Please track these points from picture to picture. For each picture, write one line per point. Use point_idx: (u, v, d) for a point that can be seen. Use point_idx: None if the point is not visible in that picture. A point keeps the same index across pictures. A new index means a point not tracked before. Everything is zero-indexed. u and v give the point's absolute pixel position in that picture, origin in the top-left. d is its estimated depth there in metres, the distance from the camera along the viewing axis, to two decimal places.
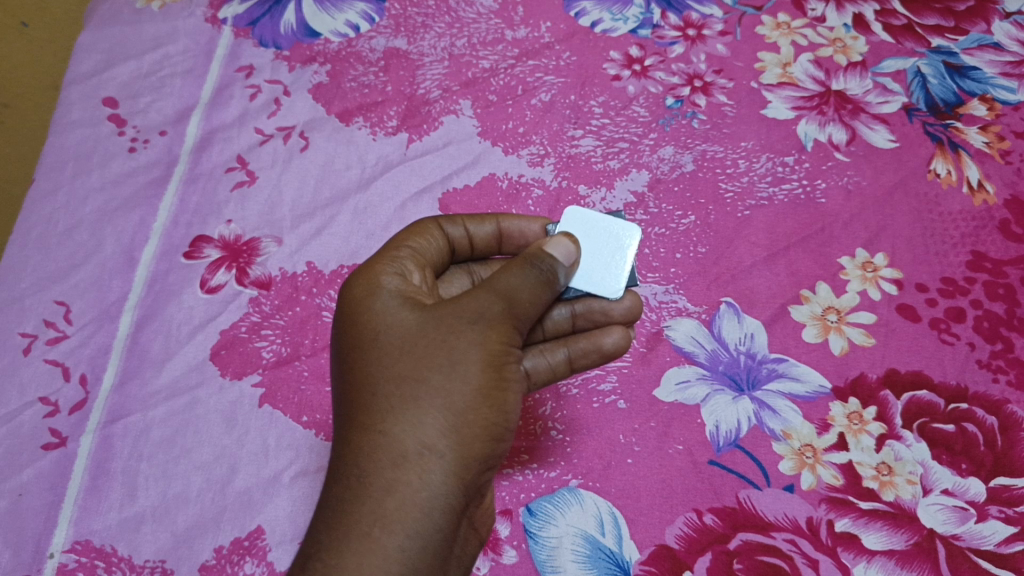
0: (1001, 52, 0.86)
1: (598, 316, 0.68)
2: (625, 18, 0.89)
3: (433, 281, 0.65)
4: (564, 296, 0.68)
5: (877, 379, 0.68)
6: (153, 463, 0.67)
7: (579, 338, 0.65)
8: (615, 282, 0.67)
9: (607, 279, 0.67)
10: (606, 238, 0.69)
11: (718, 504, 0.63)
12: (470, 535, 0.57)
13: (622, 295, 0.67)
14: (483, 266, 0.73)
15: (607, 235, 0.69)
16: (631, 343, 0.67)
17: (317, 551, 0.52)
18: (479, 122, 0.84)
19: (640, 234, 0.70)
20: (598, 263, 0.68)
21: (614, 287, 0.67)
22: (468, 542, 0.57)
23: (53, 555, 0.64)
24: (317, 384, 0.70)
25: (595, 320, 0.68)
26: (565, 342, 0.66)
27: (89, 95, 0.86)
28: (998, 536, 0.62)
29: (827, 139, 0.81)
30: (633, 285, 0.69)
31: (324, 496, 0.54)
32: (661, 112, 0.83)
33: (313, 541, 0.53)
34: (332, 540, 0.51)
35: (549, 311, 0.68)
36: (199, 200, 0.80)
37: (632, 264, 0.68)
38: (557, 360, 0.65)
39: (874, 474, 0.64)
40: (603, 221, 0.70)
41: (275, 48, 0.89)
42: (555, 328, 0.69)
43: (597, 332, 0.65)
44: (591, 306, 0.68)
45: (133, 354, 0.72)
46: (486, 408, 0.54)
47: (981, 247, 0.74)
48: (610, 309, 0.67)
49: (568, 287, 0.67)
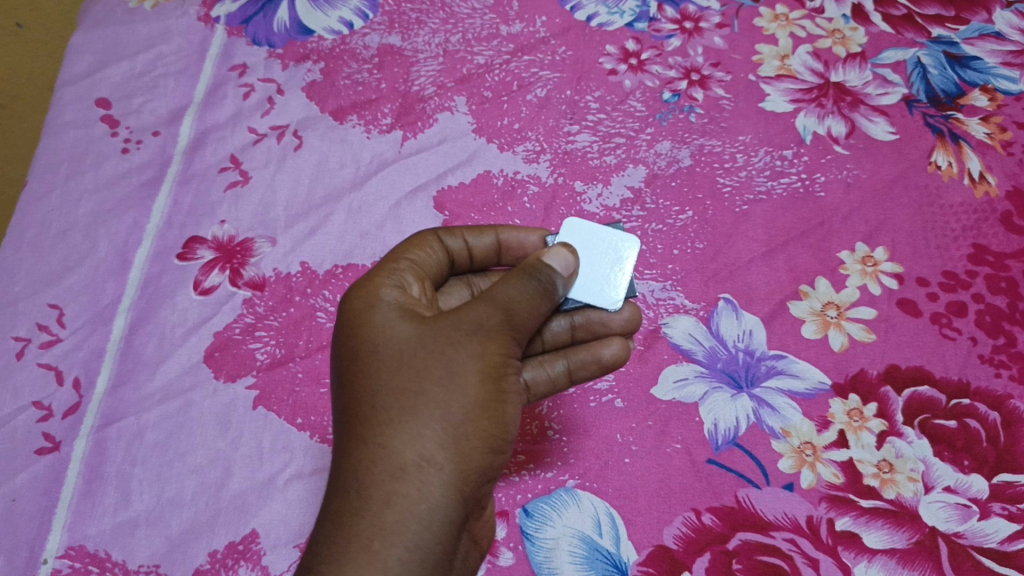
0: (1002, 42, 0.85)
1: (597, 327, 0.67)
2: (621, 11, 0.88)
3: (432, 293, 0.65)
4: (562, 308, 0.67)
5: (877, 375, 0.67)
6: (147, 467, 0.67)
7: (578, 348, 0.64)
8: (613, 294, 0.66)
9: (605, 290, 0.66)
10: (605, 249, 0.68)
11: (717, 504, 0.63)
12: (471, 547, 0.57)
13: (621, 306, 0.66)
14: (482, 277, 0.72)
15: (606, 246, 0.68)
16: (630, 353, 0.66)
17: (316, 562, 0.51)
18: (474, 119, 0.83)
19: (639, 246, 0.69)
20: (597, 275, 0.67)
21: (612, 299, 0.66)
22: (468, 554, 0.56)
23: (46, 561, 0.63)
24: (312, 386, 0.69)
25: (594, 332, 0.67)
26: (564, 353, 0.65)
27: (82, 95, 0.86)
28: (1001, 533, 0.61)
29: (826, 131, 0.80)
30: (631, 294, 0.68)
31: (323, 506, 0.53)
32: (658, 106, 0.82)
33: (312, 552, 0.52)
34: (331, 552, 0.51)
35: (547, 322, 0.67)
36: (192, 201, 0.80)
37: (630, 276, 0.67)
38: (556, 372, 0.64)
39: (875, 472, 0.63)
40: (600, 232, 0.68)
41: (268, 46, 0.88)
42: (553, 339, 0.68)
43: (596, 343, 0.64)
44: (590, 317, 0.67)
45: (126, 357, 0.71)
46: (485, 420, 0.54)
47: (983, 240, 0.73)
48: (608, 320, 0.66)
49: (567, 297, 0.66)
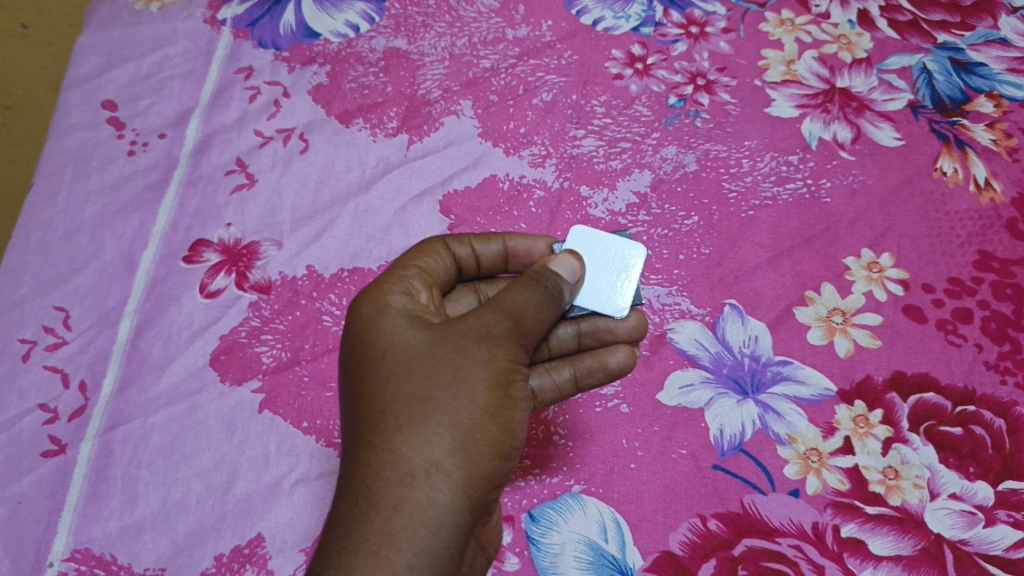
0: (1008, 48, 0.85)
1: (603, 334, 0.66)
2: (627, 16, 0.89)
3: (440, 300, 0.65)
4: (568, 315, 0.67)
5: (883, 382, 0.67)
6: (153, 470, 0.67)
7: (584, 356, 0.64)
8: (618, 301, 0.66)
9: (611, 297, 0.67)
10: (611, 256, 0.68)
11: (722, 510, 0.63)
12: (479, 553, 0.57)
13: (627, 313, 0.66)
14: (490, 283, 0.72)
15: (612, 253, 0.68)
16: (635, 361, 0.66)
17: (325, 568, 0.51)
18: (480, 123, 0.83)
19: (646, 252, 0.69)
20: (602, 282, 0.67)
21: (617, 305, 0.66)
22: (476, 560, 0.56)
23: (52, 564, 0.63)
24: (318, 390, 0.69)
25: (601, 339, 0.67)
26: (570, 360, 0.65)
27: (88, 98, 0.86)
28: (1006, 540, 0.61)
29: (832, 137, 0.80)
30: (638, 302, 0.68)
31: (333, 511, 0.53)
32: (664, 111, 0.83)
33: (321, 557, 0.52)
34: (340, 557, 0.51)
35: (553, 329, 0.67)
36: (198, 203, 0.80)
37: (636, 283, 0.67)
38: (562, 378, 0.64)
39: (880, 479, 0.63)
40: (607, 240, 0.69)
41: (275, 49, 0.89)
42: (560, 345, 0.68)
43: (602, 350, 0.64)
44: (596, 324, 0.67)
45: (133, 360, 0.71)
46: (493, 425, 0.54)
47: (988, 247, 0.73)
48: (614, 326, 0.66)
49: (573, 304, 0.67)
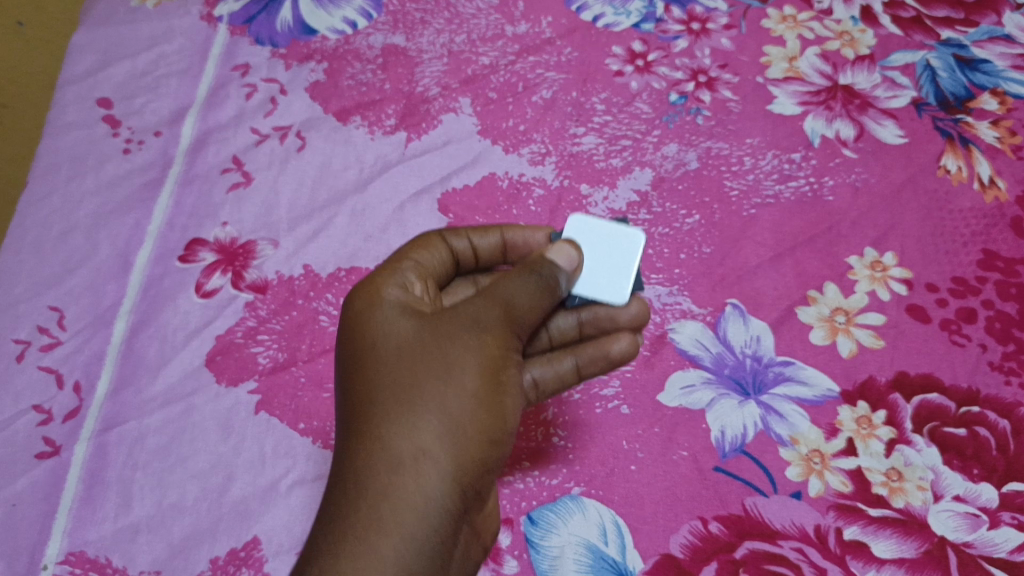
0: (1012, 45, 0.84)
1: (605, 322, 0.66)
2: (628, 12, 0.88)
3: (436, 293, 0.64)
4: (570, 304, 0.66)
5: (886, 382, 0.66)
6: (148, 473, 0.66)
7: (586, 344, 0.63)
8: (622, 287, 0.65)
9: (614, 284, 0.65)
10: (611, 243, 0.66)
11: (724, 512, 0.62)
12: (470, 545, 0.56)
13: (629, 300, 0.65)
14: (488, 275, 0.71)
15: (612, 239, 0.66)
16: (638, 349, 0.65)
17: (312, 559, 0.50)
18: (479, 120, 0.82)
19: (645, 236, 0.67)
20: (604, 270, 0.65)
21: (621, 292, 0.64)
22: (467, 553, 0.55)
23: (47, 566, 0.63)
24: (315, 391, 0.69)
25: (602, 327, 0.66)
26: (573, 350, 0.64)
27: (83, 95, 0.85)
28: (1010, 543, 0.60)
29: (835, 135, 0.79)
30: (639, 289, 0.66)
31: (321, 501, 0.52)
32: (664, 109, 0.82)
33: (309, 548, 0.51)
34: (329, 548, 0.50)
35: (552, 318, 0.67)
36: (194, 202, 0.79)
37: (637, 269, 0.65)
38: (564, 368, 0.63)
39: (884, 481, 0.63)
40: (606, 226, 0.66)
41: (271, 46, 0.88)
42: (560, 335, 0.68)
43: (605, 339, 0.63)
44: (598, 312, 0.66)
45: (128, 361, 0.71)
46: (485, 415, 0.53)
47: (993, 246, 0.73)
48: (616, 314, 0.66)
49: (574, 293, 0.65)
